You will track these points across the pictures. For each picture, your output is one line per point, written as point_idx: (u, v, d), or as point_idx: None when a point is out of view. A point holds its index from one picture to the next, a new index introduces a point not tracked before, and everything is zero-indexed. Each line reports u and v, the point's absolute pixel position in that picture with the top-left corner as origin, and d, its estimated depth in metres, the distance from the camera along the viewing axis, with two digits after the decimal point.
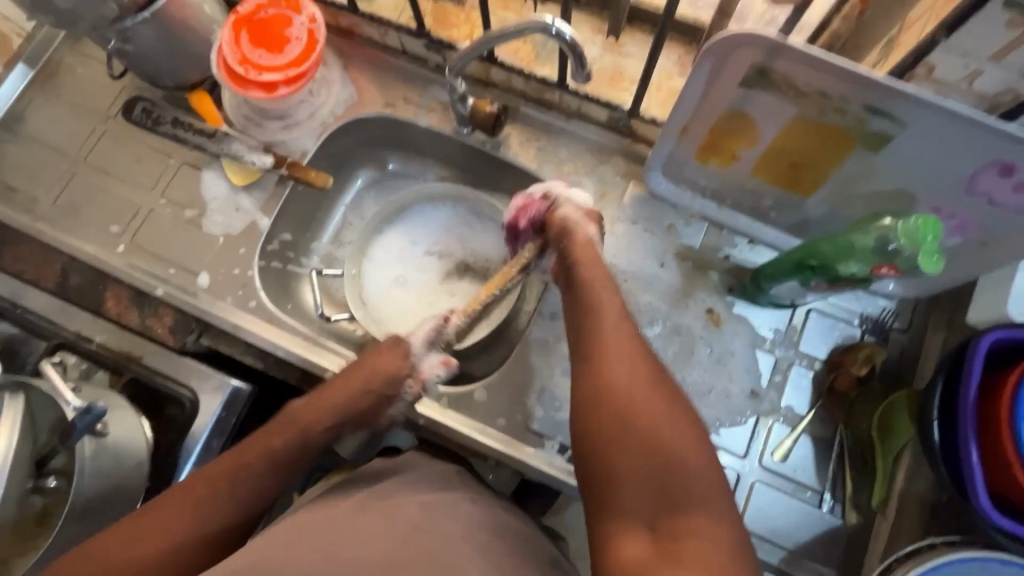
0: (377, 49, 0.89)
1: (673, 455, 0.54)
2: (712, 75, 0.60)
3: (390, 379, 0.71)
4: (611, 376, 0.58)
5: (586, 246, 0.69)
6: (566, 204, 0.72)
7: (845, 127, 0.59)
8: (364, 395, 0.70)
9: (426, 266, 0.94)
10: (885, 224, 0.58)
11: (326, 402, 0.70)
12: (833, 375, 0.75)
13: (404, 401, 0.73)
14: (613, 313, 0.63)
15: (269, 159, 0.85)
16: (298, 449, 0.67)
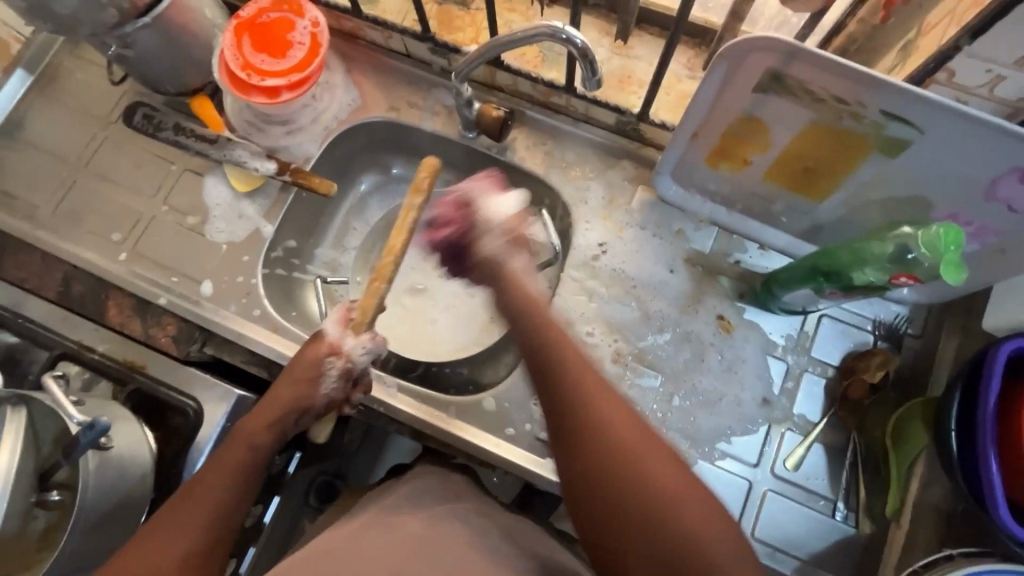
0: (380, 52, 0.88)
1: (685, 531, 0.44)
2: (725, 81, 0.59)
3: (314, 361, 0.70)
4: (597, 446, 0.48)
5: (508, 278, 0.59)
6: (487, 233, 0.62)
7: (862, 133, 0.58)
8: (292, 389, 0.68)
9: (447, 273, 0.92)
10: (905, 233, 0.58)
11: (263, 407, 0.67)
12: (846, 382, 0.74)
13: (333, 377, 0.70)
14: (579, 363, 0.52)
15: (272, 165, 0.83)
16: (250, 458, 0.63)
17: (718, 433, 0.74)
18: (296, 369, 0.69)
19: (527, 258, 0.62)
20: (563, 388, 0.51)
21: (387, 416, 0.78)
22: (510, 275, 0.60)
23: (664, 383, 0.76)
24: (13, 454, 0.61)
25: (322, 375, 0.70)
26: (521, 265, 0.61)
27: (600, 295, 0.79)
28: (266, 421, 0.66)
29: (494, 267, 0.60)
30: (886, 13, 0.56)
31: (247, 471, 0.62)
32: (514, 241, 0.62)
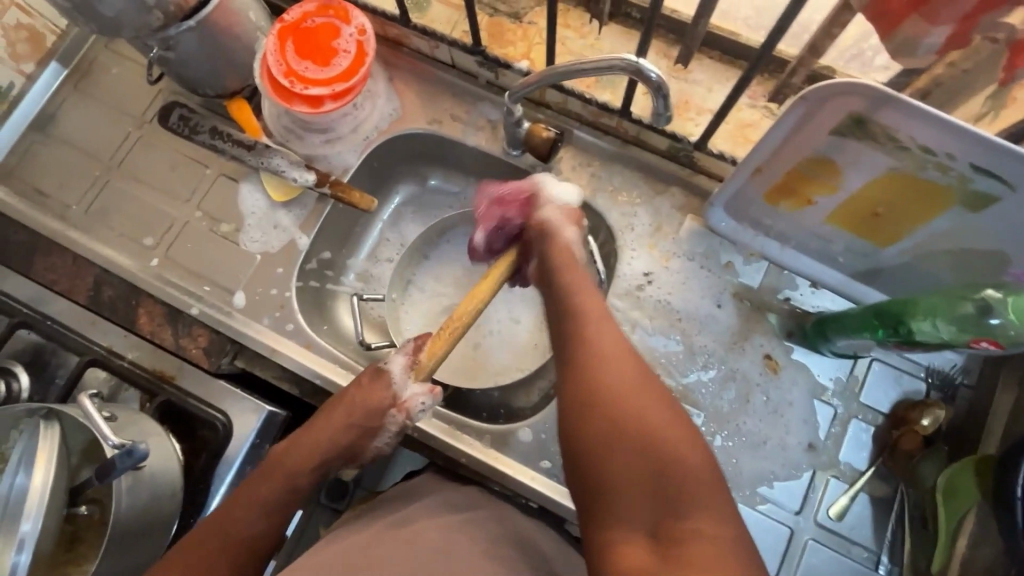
0: (425, 61, 0.85)
1: (665, 448, 0.49)
2: (800, 123, 0.56)
3: (376, 411, 0.69)
4: (600, 373, 0.54)
5: (557, 247, 0.66)
6: (551, 205, 0.70)
7: (944, 184, 0.55)
8: (345, 429, 0.69)
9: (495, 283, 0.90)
10: (989, 294, 0.54)
11: (314, 441, 0.68)
12: (898, 432, 0.71)
13: (389, 432, 0.70)
14: (597, 310, 0.59)
15: (311, 176, 0.81)
16: (285, 496, 0.66)
17: (760, 476, 0.72)
18: (357, 412, 0.69)
19: (578, 231, 0.69)
20: (579, 323, 0.58)
21: (419, 441, 0.76)
22: (564, 245, 0.66)
23: (707, 421, 0.73)
24: (49, 472, 0.60)
25: (380, 427, 0.70)
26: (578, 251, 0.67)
27: (643, 327, 0.77)
28: (310, 459, 0.67)
29: (553, 236, 0.67)
30: (1007, 76, 0.52)
31: (281, 505, 0.66)
32: (569, 212, 0.69)
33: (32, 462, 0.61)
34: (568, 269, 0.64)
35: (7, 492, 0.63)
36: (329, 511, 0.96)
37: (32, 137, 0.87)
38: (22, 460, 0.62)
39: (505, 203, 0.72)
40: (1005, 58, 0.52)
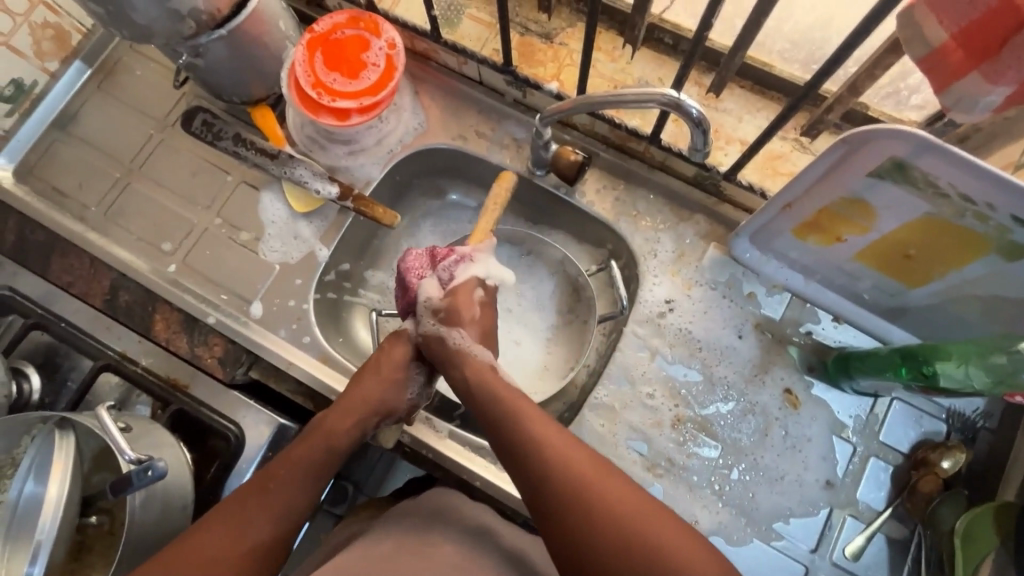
0: (451, 76, 0.85)
1: (658, 543, 0.50)
2: (837, 164, 0.56)
3: (401, 364, 0.71)
4: (571, 490, 0.54)
5: (455, 356, 0.69)
6: (423, 312, 0.71)
7: (982, 233, 0.54)
8: (377, 388, 0.69)
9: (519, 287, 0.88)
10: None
11: (347, 404, 0.67)
12: (918, 474, 0.70)
13: (416, 382, 0.72)
14: (543, 423, 0.60)
15: (334, 189, 0.80)
16: (324, 457, 0.64)
17: (777, 512, 0.71)
18: (383, 369, 0.70)
19: (467, 331, 0.70)
20: (530, 440, 0.58)
21: (433, 461, 0.76)
22: (457, 356, 0.69)
23: (724, 453, 0.73)
24: (64, 483, 0.59)
25: (409, 378, 0.72)
26: (478, 355, 0.69)
27: (663, 354, 0.76)
28: (349, 421, 0.67)
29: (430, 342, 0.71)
30: None
31: (321, 469, 0.64)
32: (445, 316, 0.70)
33: (48, 471, 0.60)
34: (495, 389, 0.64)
35: (17, 501, 0.62)
36: (330, 517, 0.93)
37: (53, 135, 0.87)
38: (34, 468, 0.61)
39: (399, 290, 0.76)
40: None
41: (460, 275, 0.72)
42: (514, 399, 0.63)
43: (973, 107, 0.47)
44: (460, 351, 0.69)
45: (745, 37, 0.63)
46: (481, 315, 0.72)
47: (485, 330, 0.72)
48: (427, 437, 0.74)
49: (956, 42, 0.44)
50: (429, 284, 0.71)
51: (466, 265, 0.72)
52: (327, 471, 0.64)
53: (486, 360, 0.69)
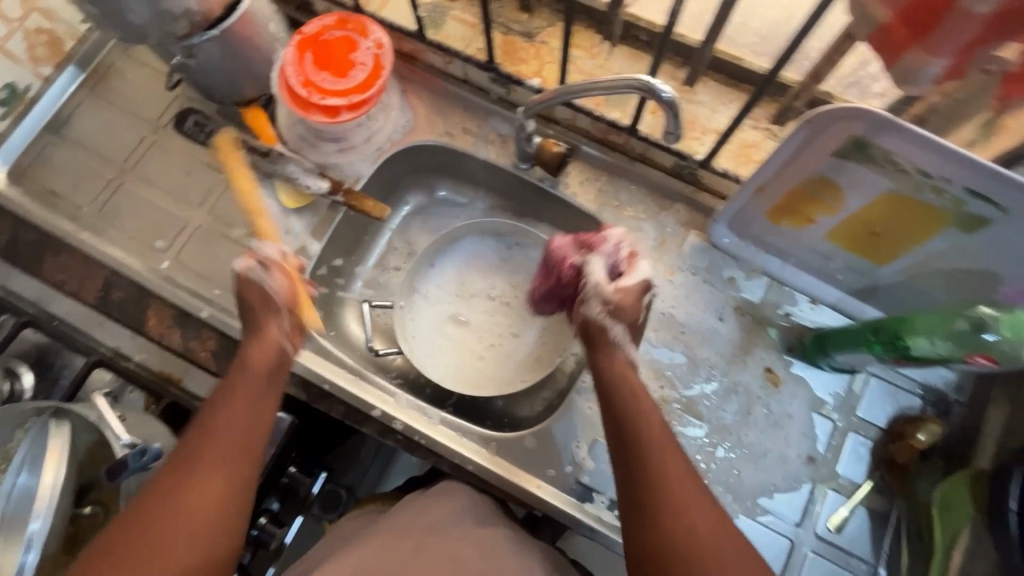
0: (437, 75, 0.88)
1: None
2: (802, 145, 0.59)
3: (253, 280, 0.70)
4: (673, 527, 0.55)
5: (608, 349, 0.68)
6: (592, 296, 0.69)
7: (939, 207, 0.57)
8: (259, 300, 0.70)
9: (499, 283, 0.89)
10: (982, 311, 0.55)
11: (251, 333, 0.68)
12: (895, 447, 0.73)
13: (275, 279, 0.72)
14: (671, 454, 0.60)
15: (324, 184, 0.83)
16: (255, 376, 0.64)
17: (762, 488, 0.73)
18: (247, 287, 0.70)
19: (626, 328, 0.69)
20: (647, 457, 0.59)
21: (425, 449, 0.76)
22: (612, 348, 0.68)
23: (709, 432, 0.75)
24: (60, 469, 0.60)
25: (269, 285, 0.71)
26: (627, 354, 0.68)
27: (647, 337, 0.79)
28: (270, 342, 0.68)
29: (599, 333, 0.69)
30: (1001, 104, 0.52)
31: (266, 381, 0.65)
32: (614, 307, 0.69)
33: (43, 459, 0.60)
34: (634, 397, 0.64)
35: (7, 492, 0.62)
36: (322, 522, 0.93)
37: (46, 139, 0.88)
38: (27, 460, 0.62)
39: (545, 272, 0.78)
40: (999, 88, 0.51)
41: (627, 268, 0.71)
42: (649, 403, 0.64)
43: (918, 78, 0.52)
44: (620, 373, 0.66)
45: (715, 29, 0.66)
46: (640, 318, 0.71)
47: (638, 328, 0.71)
48: (417, 423, 0.75)
49: (898, 21, 0.50)
50: (599, 266, 0.70)
51: (636, 262, 0.71)
52: (265, 387, 0.64)
53: (629, 359, 0.68)
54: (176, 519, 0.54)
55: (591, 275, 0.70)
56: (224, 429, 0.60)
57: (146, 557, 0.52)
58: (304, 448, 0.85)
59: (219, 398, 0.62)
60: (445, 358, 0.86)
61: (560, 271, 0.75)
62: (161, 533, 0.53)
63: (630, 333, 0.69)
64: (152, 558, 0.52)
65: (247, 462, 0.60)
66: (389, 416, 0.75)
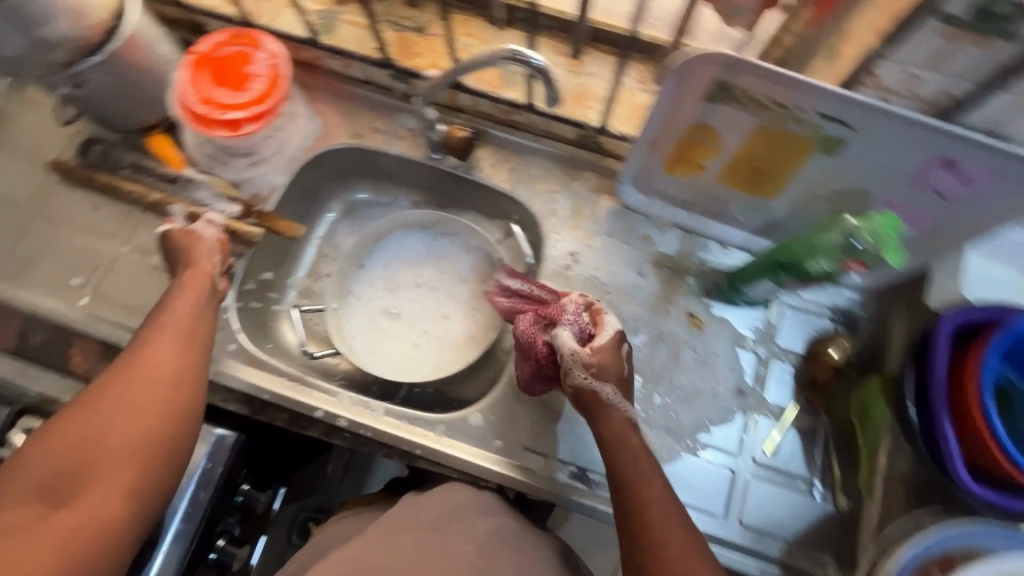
0: (340, 80, 0.89)
1: None
2: (677, 93, 0.63)
3: (182, 232, 0.74)
4: None
5: (606, 411, 0.67)
6: (572, 365, 0.67)
7: (803, 135, 0.62)
8: (189, 233, 0.74)
9: (425, 279, 0.92)
10: (848, 223, 0.62)
11: (184, 268, 0.71)
12: (813, 367, 0.78)
13: (201, 224, 0.76)
14: (671, 518, 0.58)
15: (236, 207, 0.83)
16: (196, 291, 0.69)
17: (698, 425, 0.77)
18: (177, 235, 0.74)
19: (616, 386, 0.68)
20: (643, 518, 0.58)
21: (375, 441, 0.77)
22: (608, 408, 0.67)
23: (644, 382, 0.78)
24: None
25: (194, 228, 0.75)
26: (625, 411, 0.67)
27: None
28: (204, 269, 0.72)
29: (591, 399, 0.67)
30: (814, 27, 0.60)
31: (207, 296, 0.70)
32: (597, 369, 0.67)
33: None
34: (632, 459, 0.63)
35: None
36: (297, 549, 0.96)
37: None
38: None
39: (521, 355, 0.74)
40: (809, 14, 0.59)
41: (600, 328, 0.70)
42: (651, 467, 0.63)
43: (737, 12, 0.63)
44: (621, 436, 0.65)
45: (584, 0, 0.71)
46: (626, 370, 0.70)
47: (627, 382, 0.69)
48: (361, 417, 0.75)
49: None
50: (568, 335, 0.69)
51: (602, 318, 0.70)
52: (206, 297, 0.70)
53: (629, 417, 0.67)
54: (127, 394, 0.58)
55: (563, 345, 0.68)
56: (164, 326, 0.64)
57: (98, 419, 0.55)
58: (258, 466, 0.84)
59: (158, 311, 0.66)
60: (387, 350, 0.87)
61: (535, 349, 0.71)
62: (112, 402, 0.57)
63: (620, 390, 0.67)
64: (106, 420, 0.56)
65: (190, 346, 0.64)
66: (332, 415, 0.75)
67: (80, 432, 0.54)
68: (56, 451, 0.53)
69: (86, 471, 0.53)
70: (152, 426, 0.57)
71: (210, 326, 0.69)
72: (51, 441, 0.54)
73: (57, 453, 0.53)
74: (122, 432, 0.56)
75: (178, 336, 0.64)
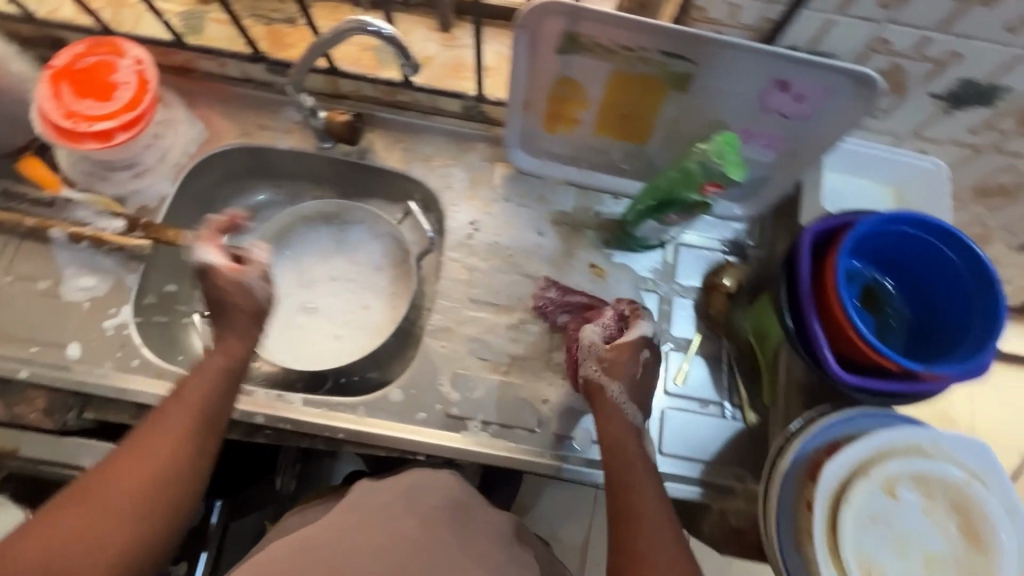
0: (218, 80, 0.88)
1: None
2: (532, 49, 0.66)
3: (233, 279, 0.71)
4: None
5: (613, 415, 0.68)
6: (586, 356, 0.72)
7: (654, 74, 0.66)
8: (234, 297, 0.71)
9: (337, 269, 0.91)
10: (697, 150, 0.64)
11: (224, 337, 0.69)
12: (709, 296, 0.82)
13: (254, 274, 0.73)
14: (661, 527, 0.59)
15: (120, 223, 0.80)
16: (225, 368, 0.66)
17: None
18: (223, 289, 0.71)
19: (625, 386, 0.69)
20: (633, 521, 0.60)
21: (297, 432, 0.76)
22: (612, 409, 0.68)
23: (556, 334, 0.81)
24: None
25: (246, 280, 0.72)
26: (629, 416, 0.68)
27: (481, 268, 0.84)
28: (242, 347, 0.70)
29: (598, 396, 0.70)
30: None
31: (235, 374, 0.67)
32: (609, 364, 0.70)
33: None
34: (632, 471, 0.64)
35: None
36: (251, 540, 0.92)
37: None
38: None
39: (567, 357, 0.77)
40: None
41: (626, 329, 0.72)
42: (648, 479, 0.63)
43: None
44: (615, 446, 0.66)
45: None
46: (640, 374, 0.70)
47: (641, 386, 0.70)
48: (277, 410, 0.75)
49: None
50: (595, 330, 0.73)
51: (636, 320, 0.72)
52: (235, 376, 0.67)
53: (634, 427, 0.68)
54: (128, 488, 0.54)
55: (587, 334, 0.73)
56: (184, 408, 0.61)
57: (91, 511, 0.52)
58: None
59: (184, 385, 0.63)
60: (303, 345, 0.86)
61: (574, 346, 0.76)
62: (109, 491, 0.54)
63: (627, 390, 0.69)
64: (98, 513, 0.52)
65: (205, 437, 0.60)
66: (248, 413, 0.74)
67: (75, 527, 0.51)
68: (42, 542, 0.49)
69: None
70: (150, 532, 0.54)
71: (229, 411, 0.65)
72: (44, 528, 0.50)
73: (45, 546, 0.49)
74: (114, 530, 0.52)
75: (195, 422, 0.60)
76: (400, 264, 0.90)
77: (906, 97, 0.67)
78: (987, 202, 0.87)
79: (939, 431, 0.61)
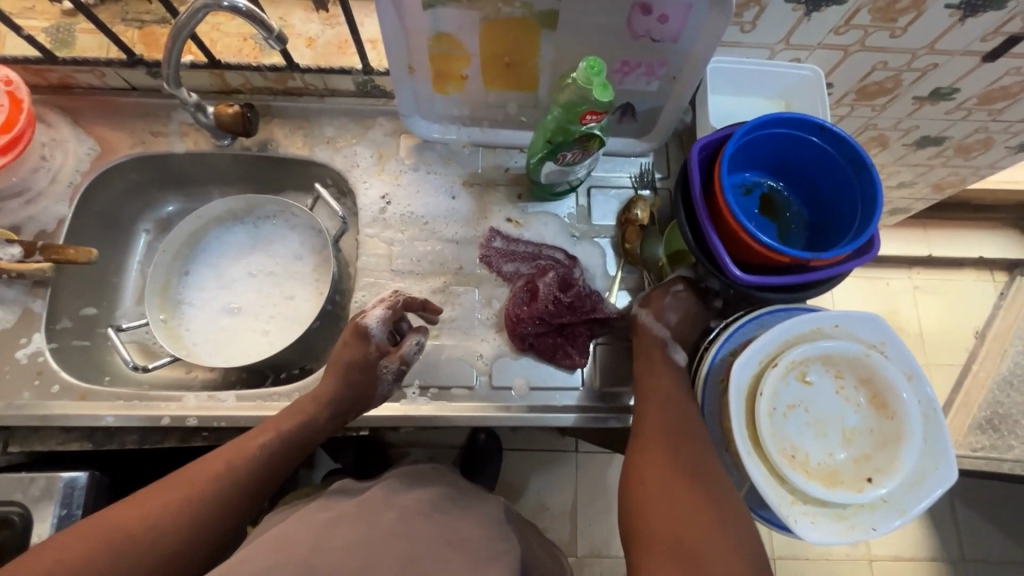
0: (101, 93, 0.86)
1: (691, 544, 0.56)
2: (398, 8, 0.66)
3: (367, 365, 0.71)
4: (647, 478, 0.63)
5: (641, 333, 0.73)
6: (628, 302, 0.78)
7: (520, 15, 0.67)
8: (346, 377, 0.70)
9: (259, 267, 0.90)
10: (571, 82, 0.66)
11: (329, 411, 0.70)
12: (625, 231, 0.83)
13: (387, 377, 0.72)
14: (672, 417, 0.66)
15: (16, 249, 0.76)
16: (317, 409, 0.70)
17: None
18: (345, 367, 0.71)
19: (654, 312, 0.73)
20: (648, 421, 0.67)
21: (232, 429, 0.75)
22: (642, 329, 0.73)
23: (482, 291, 0.82)
24: None
25: (376, 375, 0.71)
26: (657, 331, 0.72)
27: (400, 239, 0.84)
28: (342, 409, 0.71)
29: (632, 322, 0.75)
30: None
31: (319, 423, 0.69)
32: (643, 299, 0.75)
33: None
34: (658, 379, 0.69)
35: None
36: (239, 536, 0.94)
37: None
38: None
39: (530, 299, 0.79)
40: None
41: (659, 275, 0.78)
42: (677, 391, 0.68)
43: None
44: (648, 363, 0.71)
45: None
46: (671, 302, 0.73)
47: (676, 317, 0.73)
48: (207, 413, 0.73)
49: None
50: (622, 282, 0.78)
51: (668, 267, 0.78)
52: (319, 421, 0.69)
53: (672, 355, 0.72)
54: (176, 489, 0.61)
55: (545, 292, 0.78)
56: (259, 431, 0.67)
57: (148, 499, 0.60)
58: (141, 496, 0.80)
59: (279, 418, 0.69)
60: (235, 347, 0.85)
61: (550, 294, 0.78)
62: (167, 490, 0.61)
63: (655, 314, 0.73)
64: (153, 497, 0.60)
65: (260, 458, 0.65)
66: (180, 417, 0.73)
67: (132, 518, 0.58)
68: (104, 523, 0.57)
69: (112, 547, 0.56)
70: (187, 519, 0.59)
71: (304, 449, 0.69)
72: (112, 513, 0.58)
73: (105, 526, 0.57)
74: (161, 516, 0.58)
75: (267, 448, 0.66)
76: (323, 252, 0.91)
77: (766, 6, 0.70)
78: (871, 102, 0.92)
79: (839, 313, 0.63)
